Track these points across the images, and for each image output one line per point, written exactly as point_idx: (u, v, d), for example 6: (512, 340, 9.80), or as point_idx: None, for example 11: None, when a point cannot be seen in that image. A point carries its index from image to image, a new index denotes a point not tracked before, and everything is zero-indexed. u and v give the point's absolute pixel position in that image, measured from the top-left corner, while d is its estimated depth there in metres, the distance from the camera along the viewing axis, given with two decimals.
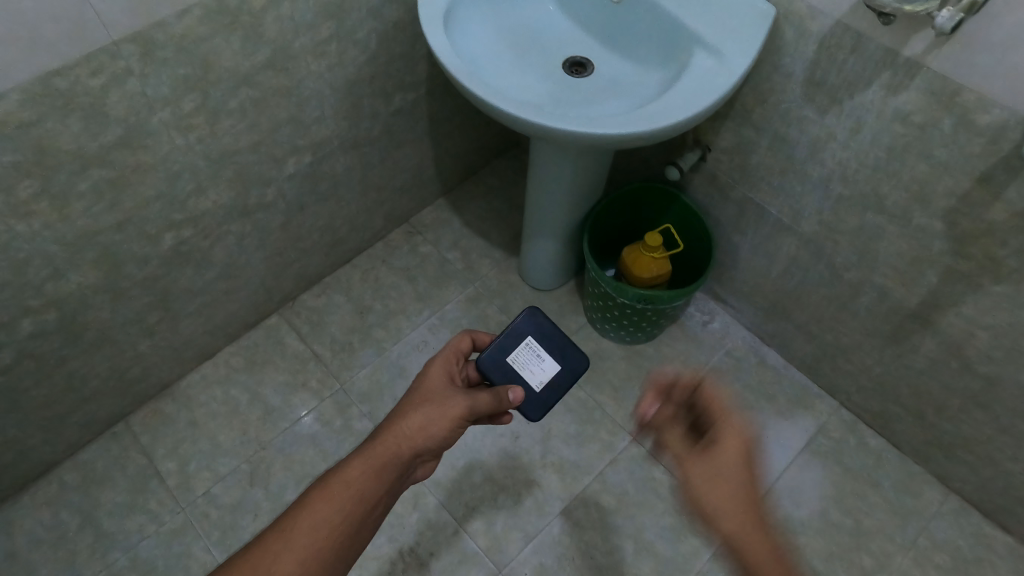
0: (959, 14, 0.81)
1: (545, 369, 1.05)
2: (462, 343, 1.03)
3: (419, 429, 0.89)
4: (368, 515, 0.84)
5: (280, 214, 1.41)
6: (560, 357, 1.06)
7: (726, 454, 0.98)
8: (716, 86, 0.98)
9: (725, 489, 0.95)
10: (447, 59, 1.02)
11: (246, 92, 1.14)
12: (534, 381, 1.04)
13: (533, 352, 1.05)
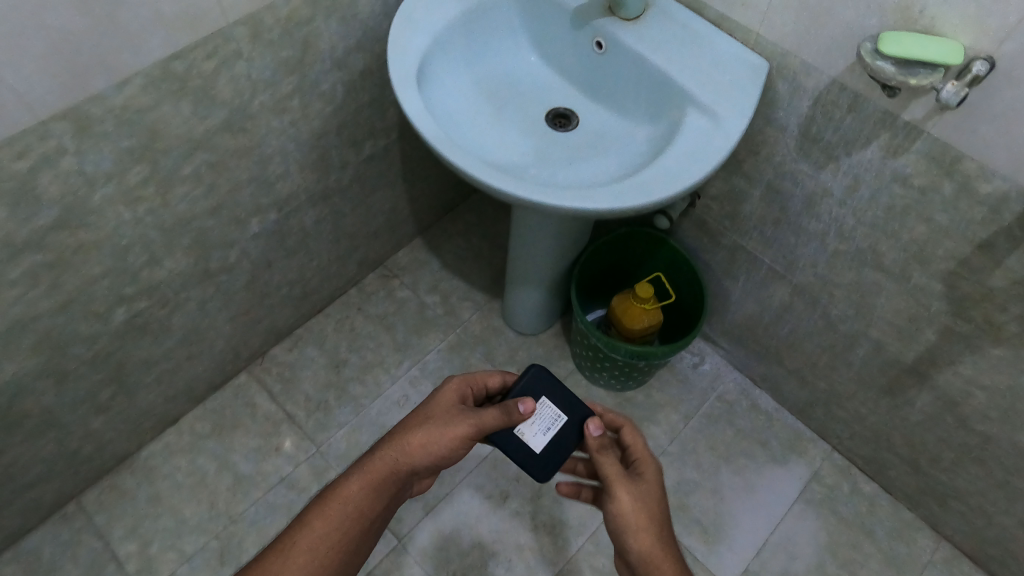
0: (964, 90, 0.77)
1: (550, 436, 0.94)
2: (491, 379, 1.01)
3: (418, 448, 0.90)
4: (366, 530, 0.89)
5: (244, 274, 1.32)
6: (567, 429, 0.95)
7: (650, 488, 0.89)
8: (712, 150, 0.91)
9: (655, 511, 0.88)
10: (422, 124, 0.93)
11: (201, 157, 1.07)
12: (535, 443, 0.93)
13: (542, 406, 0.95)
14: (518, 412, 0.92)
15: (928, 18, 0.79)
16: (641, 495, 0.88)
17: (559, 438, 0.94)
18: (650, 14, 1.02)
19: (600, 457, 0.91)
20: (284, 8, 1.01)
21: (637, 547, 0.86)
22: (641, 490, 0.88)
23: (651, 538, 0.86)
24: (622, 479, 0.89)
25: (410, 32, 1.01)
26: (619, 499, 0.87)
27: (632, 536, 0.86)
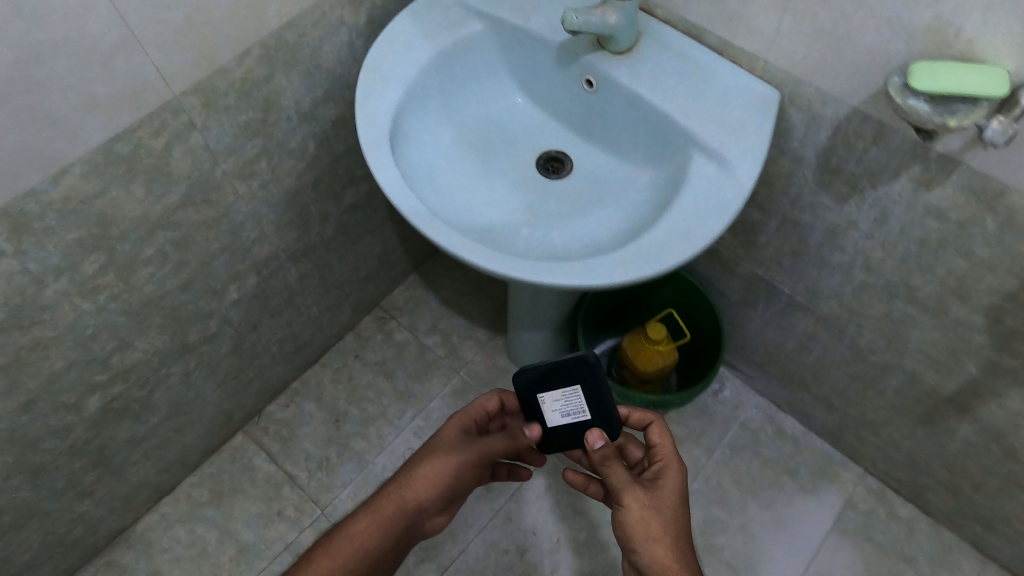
0: (1013, 128, 0.66)
1: (567, 420, 0.90)
2: (489, 402, 1.00)
3: (424, 480, 0.93)
4: (377, 563, 0.90)
5: (229, 341, 1.24)
6: (585, 424, 0.89)
7: (662, 503, 0.81)
8: (723, 204, 0.82)
9: (671, 522, 0.80)
10: (400, 195, 0.83)
11: (164, 236, 0.99)
12: (549, 418, 0.90)
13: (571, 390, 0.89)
14: (525, 435, 0.90)
15: (964, 42, 0.68)
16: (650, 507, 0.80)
17: (574, 425, 0.89)
18: (643, 46, 0.91)
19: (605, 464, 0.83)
20: (237, 69, 0.92)
21: (649, 559, 0.78)
22: (652, 504, 0.81)
23: (662, 553, 0.78)
24: (632, 487, 0.81)
25: (380, 88, 0.92)
26: (628, 510, 0.80)
27: (642, 548, 0.79)
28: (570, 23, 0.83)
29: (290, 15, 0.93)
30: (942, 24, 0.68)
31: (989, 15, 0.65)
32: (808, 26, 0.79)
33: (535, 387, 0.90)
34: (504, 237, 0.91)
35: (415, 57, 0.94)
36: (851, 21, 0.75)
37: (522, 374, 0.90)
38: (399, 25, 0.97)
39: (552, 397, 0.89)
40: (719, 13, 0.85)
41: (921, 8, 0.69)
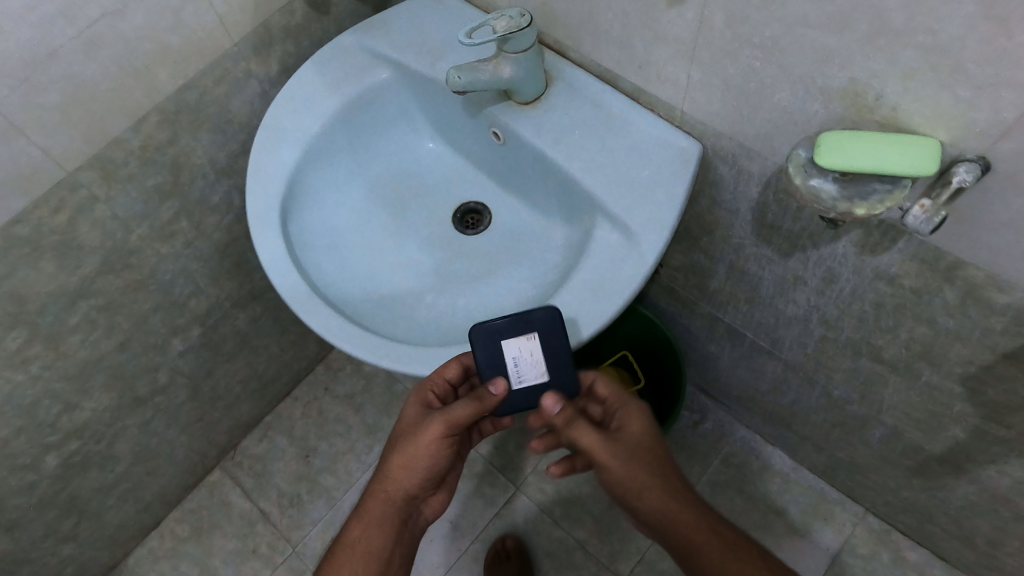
0: (939, 216, 0.56)
1: (518, 377, 0.71)
2: (447, 371, 0.74)
3: (402, 469, 0.75)
4: (385, 570, 0.74)
5: (184, 388, 1.26)
6: (526, 398, 0.71)
7: (643, 449, 0.74)
8: (622, 281, 0.73)
9: (654, 462, 0.73)
10: (281, 274, 0.79)
11: (87, 304, 0.97)
12: (507, 350, 0.71)
13: (535, 371, 0.71)
14: (488, 396, 0.70)
15: (888, 108, 0.57)
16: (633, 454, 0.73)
17: (506, 376, 0.71)
18: (553, 95, 0.83)
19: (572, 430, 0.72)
20: (135, 137, 0.87)
21: (648, 508, 0.73)
22: (629, 452, 0.73)
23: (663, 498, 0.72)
24: (602, 444, 0.73)
25: (274, 149, 0.86)
26: (607, 469, 0.73)
27: (640, 500, 0.73)
28: (454, 83, 0.75)
29: (187, 76, 0.87)
30: (859, 86, 0.57)
31: (909, 79, 0.54)
32: (718, 79, 0.68)
33: (541, 330, 0.71)
34: (403, 307, 0.85)
35: (314, 112, 0.88)
36: (762, 76, 0.64)
37: (536, 316, 0.71)
38: (301, 75, 0.90)
39: (534, 349, 0.71)
40: (627, 59, 0.75)
41: (835, 66, 0.57)
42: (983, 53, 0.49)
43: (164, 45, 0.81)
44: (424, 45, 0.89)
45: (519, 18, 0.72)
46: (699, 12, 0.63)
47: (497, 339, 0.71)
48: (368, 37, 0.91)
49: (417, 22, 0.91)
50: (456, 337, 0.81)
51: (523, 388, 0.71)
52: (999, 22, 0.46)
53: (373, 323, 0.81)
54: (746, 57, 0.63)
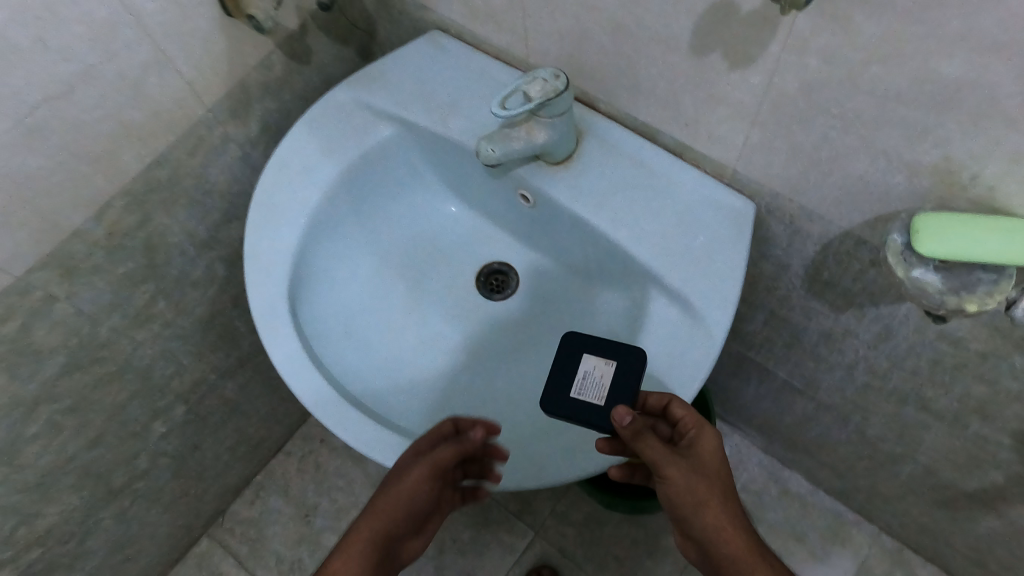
0: None
1: (584, 388, 0.63)
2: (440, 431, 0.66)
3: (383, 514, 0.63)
4: None
5: (167, 469, 1.13)
6: (572, 410, 0.63)
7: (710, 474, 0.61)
8: (691, 363, 0.67)
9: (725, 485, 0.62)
10: (301, 380, 0.69)
11: (50, 409, 0.85)
12: (585, 360, 0.64)
13: (587, 398, 0.63)
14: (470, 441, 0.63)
15: (984, 188, 0.52)
16: (698, 475, 0.61)
17: (568, 383, 0.63)
18: (586, 152, 0.75)
19: (638, 446, 0.60)
20: (99, 226, 0.76)
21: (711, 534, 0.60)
22: (701, 468, 0.62)
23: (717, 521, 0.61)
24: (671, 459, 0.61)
25: (273, 230, 0.76)
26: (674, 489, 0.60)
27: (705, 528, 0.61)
28: (486, 157, 0.67)
29: (156, 152, 0.76)
30: (954, 164, 0.52)
31: (1014, 163, 0.49)
32: (783, 142, 0.62)
33: (629, 364, 0.63)
34: (439, 395, 0.76)
35: (313, 182, 0.78)
36: (837, 147, 0.58)
37: (620, 347, 0.64)
38: (294, 138, 0.80)
39: (607, 376, 0.63)
40: (672, 118, 0.69)
41: (927, 144, 0.52)
42: None
43: (124, 123, 0.71)
44: (431, 99, 0.80)
45: (555, 80, 0.64)
46: (765, 78, 0.57)
47: (572, 357, 0.65)
48: (364, 90, 0.81)
49: (417, 70, 0.82)
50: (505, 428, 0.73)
51: (579, 406, 0.63)
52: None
53: (409, 422, 0.73)
54: (820, 124, 0.57)
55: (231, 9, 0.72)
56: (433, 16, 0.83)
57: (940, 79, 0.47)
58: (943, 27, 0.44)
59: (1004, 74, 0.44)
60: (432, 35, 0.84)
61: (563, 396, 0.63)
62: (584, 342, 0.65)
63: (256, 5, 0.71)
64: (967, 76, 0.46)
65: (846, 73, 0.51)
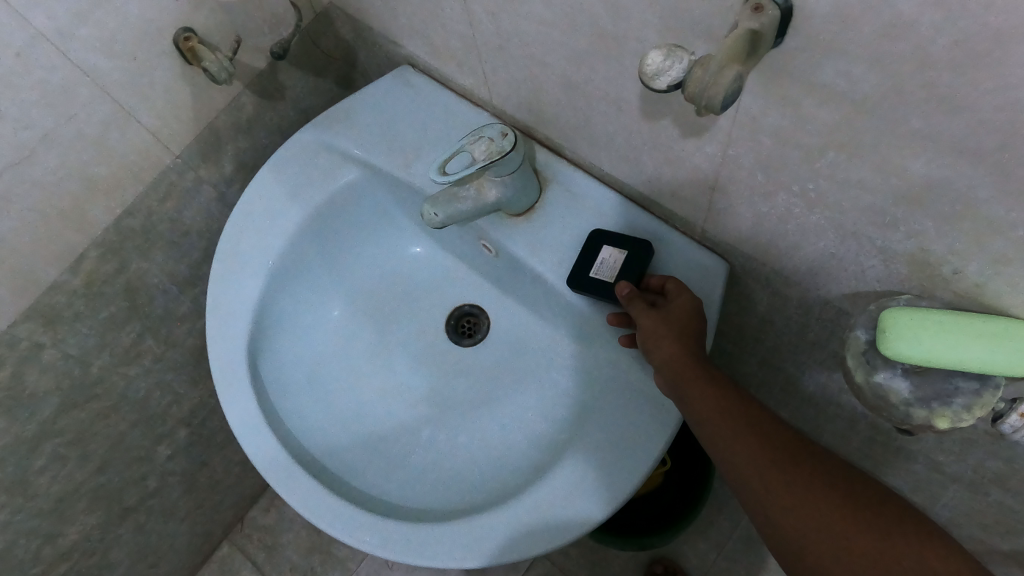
0: None
1: (600, 268, 0.66)
2: None
3: None
4: None
5: (178, 486, 1.16)
6: (588, 286, 0.66)
7: (680, 326, 0.58)
8: (645, 439, 0.63)
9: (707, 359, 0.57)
10: (255, 439, 0.69)
11: (53, 443, 0.88)
12: (604, 250, 0.66)
13: (601, 277, 0.66)
14: None
15: (968, 284, 0.44)
16: (664, 321, 0.59)
17: (587, 263, 0.66)
18: (549, 202, 0.71)
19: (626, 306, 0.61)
20: (76, 277, 0.77)
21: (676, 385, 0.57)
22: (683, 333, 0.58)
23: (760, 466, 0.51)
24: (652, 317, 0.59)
25: (234, 279, 0.75)
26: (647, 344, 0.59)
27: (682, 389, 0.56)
28: (429, 220, 0.65)
29: (125, 203, 0.76)
30: (931, 257, 0.45)
31: (1001, 265, 0.41)
32: (749, 211, 0.56)
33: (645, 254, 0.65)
34: (398, 451, 0.74)
35: (276, 228, 0.76)
36: (805, 221, 0.51)
37: (639, 244, 0.66)
38: (259, 184, 0.78)
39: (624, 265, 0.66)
40: (637, 171, 0.63)
41: (899, 234, 0.45)
42: None
43: (89, 179, 0.71)
44: (395, 142, 0.77)
45: (501, 138, 0.61)
46: (720, 150, 0.51)
47: (591, 241, 0.67)
48: (330, 132, 0.79)
49: (385, 109, 0.79)
50: (460, 491, 0.70)
51: (595, 281, 0.66)
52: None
53: (365, 481, 0.71)
54: (783, 199, 0.51)
55: (189, 57, 0.70)
56: (402, 50, 0.80)
57: (905, 173, 0.40)
58: (903, 124, 0.37)
59: (980, 179, 0.37)
60: (401, 70, 0.81)
61: (584, 270, 0.66)
62: (610, 236, 0.67)
63: (209, 56, 0.69)
64: (935, 174, 0.38)
65: (803, 155, 0.45)
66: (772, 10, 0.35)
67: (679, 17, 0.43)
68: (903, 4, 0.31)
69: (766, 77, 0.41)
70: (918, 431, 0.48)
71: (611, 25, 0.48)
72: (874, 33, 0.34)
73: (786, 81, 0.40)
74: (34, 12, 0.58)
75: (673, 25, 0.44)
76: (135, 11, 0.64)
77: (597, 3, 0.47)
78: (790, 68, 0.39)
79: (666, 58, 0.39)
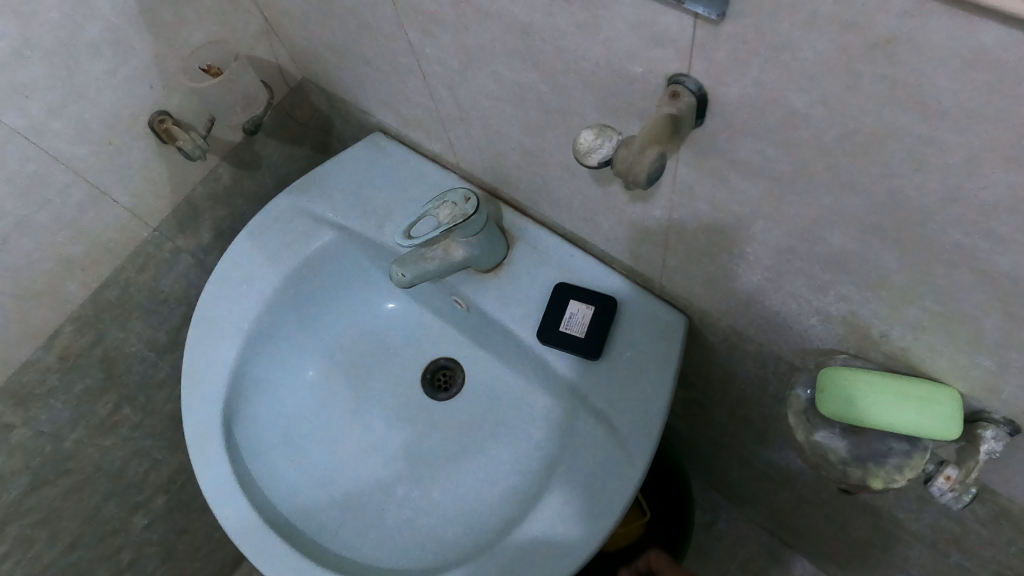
0: (965, 491, 0.45)
1: (567, 321, 0.69)
2: None
3: None
4: None
5: (154, 556, 1.13)
6: (557, 340, 0.68)
7: None
8: (611, 493, 0.64)
9: None
10: (228, 504, 0.69)
11: (20, 523, 0.87)
12: (570, 305, 0.69)
13: (571, 332, 0.68)
14: None
15: (895, 346, 0.47)
16: None
17: (557, 318, 0.69)
18: (516, 260, 0.74)
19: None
20: (50, 353, 0.78)
21: None
22: None
23: None
24: None
25: (210, 344, 0.76)
26: None
27: None
28: (398, 280, 0.67)
29: (101, 277, 0.78)
30: (861, 319, 0.47)
31: (919, 330, 0.44)
32: (699, 269, 0.58)
33: (612, 309, 0.69)
34: (372, 511, 0.75)
35: (252, 293, 0.78)
36: (749, 281, 0.54)
37: (603, 297, 0.69)
38: (235, 250, 0.81)
39: (590, 318, 0.69)
40: (596, 232, 0.67)
41: (829, 296, 0.48)
42: (1006, 336, 0.39)
43: (65, 258, 0.73)
44: (367, 205, 0.80)
45: (464, 203, 0.64)
46: (666, 213, 0.54)
47: (558, 297, 0.70)
48: (304, 198, 0.82)
49: (357, 174, 0.82)
50: (432, 550, 0.70)
51: (563, 334, 0.69)
52: (1020, 317, 0.37)
53: (338, 544, 0.71)
54: (728, 261, 0.54)
55: (164, 138, 0.74)
56: (374, 119, 0.84)
57: (826, 244, 0.43)
58: (815, 200, 0.40)
59: (887, 252, 0.40)
60: (374, 137, 0.85)
61: (553, 323, 0.69)
62: (577, 291, 0.70)
63: (183, 136, 0.74)
64: (849, 245, 0.41)
65: (738, 222, 0.48)
66: (689, 97, 0.39)
67: (611, 101, 0.46)
68: (795, 100, 0.35)
69: (695, 152, 0.45)
70: (858, 491, 0.50)
71: (556, 103, 0.52)
72: (777, 122, 0.37)
73: (712, 157, 0.44)
74: (8, 113, 0.61)
75: (609, 108, 0.47)
76: (109, 100, 0.68)
77: (542, 84, 0.51)
78: (712, 148, 0.43)
79: (596, 137, 0.41)
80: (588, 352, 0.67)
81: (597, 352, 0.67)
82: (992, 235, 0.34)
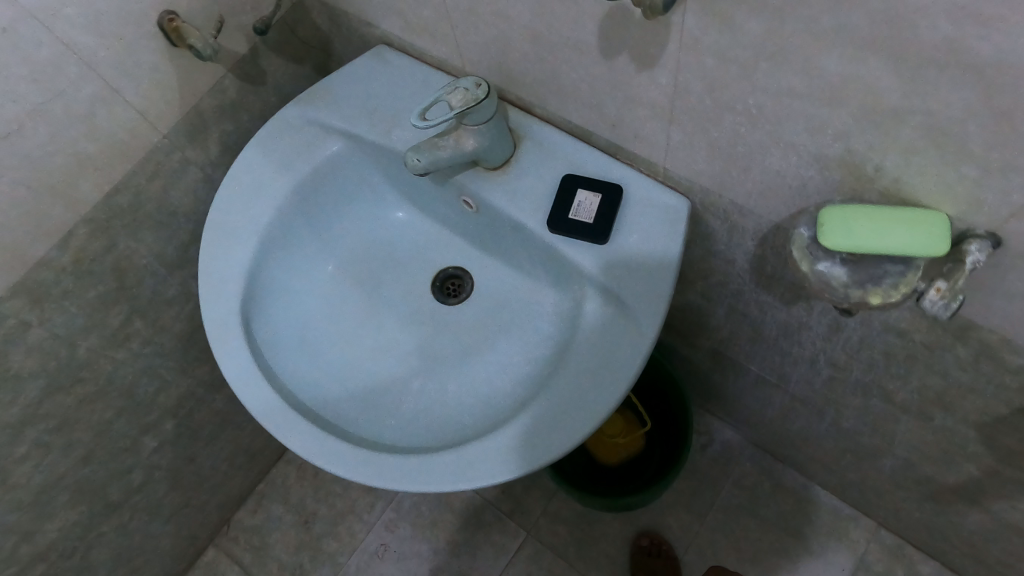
0: (955, 301, 0.50)
1: (575, 210, 0.72)
2: None
3: None
4: None
5: (164, 481, 1.15)
6: (568, 227, 0.71)
7: None
8: (623, 363, 0.67)
9: None
10: (251, 390, 0.72)
11: (36, 430, 0.89)
12: (578, 195, 0.72)
13: (579, 219, 0.71)
14: None
15: (889, 179, 0.51)
16: None
17: (565, 206, 0.72)
18: (524, 158, 0.76)
19: None
20: (65, 254, 0.80)
21: None
22: None
23: None
24: None
25: (226, 245, 0.78)
26: None
27: None
28: (413, 166, 0.70)
29: (114, 180, 0.80)
30: (857, 156, 0.51)
31: (911, 152, 0.48)
32: (702, 139, 0.61)
33: (618, 197, 0.72)
34: (389, 402, 0.77)
35: (265, 197, 0.80)
36: (749, 140, 0.58)
37: (610, 186, 0.72)
38: (246, 158, 0.82)
39: (597, 206, 0.72)
40: (601, 119, 0.70)
41: (828, 137, 0.51)
42: (987, 136, 0.43)
43: (80, 154, 0.75)
44: (375, 112, 0.82)
45: (475, 88, 0.66)
46: (672, 79, 0.57)
47: (566, 187, 0.73)
48: (314, 107, 0.84)
49: (364, 84, 0.84)
50: (450, 431, 0.73)
51: (571, 222, 0.71)
52: (999, 111, 0.41)
53: (359, 429, 0.74)
54: (730, 121, 0.57)
55: (174, 38, 0.75)
56: (377, 31, 0.85)
57: (823, 74, 0.47)
58: (815, 24, 0.44)
59: (882, 68, 0.43)
60: (379, 50, 0.86)
61: (562, 212, 0.72)
62: (584, 182, 0.73)
63: (194, 34, 0.74)
64: (848, 69, 0.45)
65: (741, 70, 0.51)
66: None
67: None
68: None
69: None
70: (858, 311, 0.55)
71: None
72: None
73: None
74: None
75: None
76: None
77: None
78: None
79: None
80: (594, 237, 0.70)
81: (604, 236, 0.70)
82: (976, 23, 0.38)
